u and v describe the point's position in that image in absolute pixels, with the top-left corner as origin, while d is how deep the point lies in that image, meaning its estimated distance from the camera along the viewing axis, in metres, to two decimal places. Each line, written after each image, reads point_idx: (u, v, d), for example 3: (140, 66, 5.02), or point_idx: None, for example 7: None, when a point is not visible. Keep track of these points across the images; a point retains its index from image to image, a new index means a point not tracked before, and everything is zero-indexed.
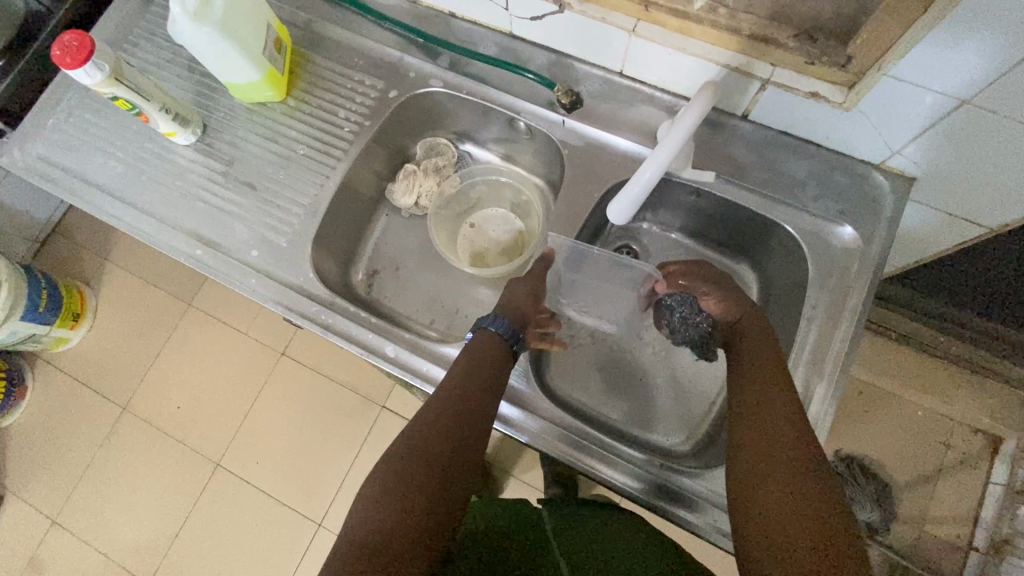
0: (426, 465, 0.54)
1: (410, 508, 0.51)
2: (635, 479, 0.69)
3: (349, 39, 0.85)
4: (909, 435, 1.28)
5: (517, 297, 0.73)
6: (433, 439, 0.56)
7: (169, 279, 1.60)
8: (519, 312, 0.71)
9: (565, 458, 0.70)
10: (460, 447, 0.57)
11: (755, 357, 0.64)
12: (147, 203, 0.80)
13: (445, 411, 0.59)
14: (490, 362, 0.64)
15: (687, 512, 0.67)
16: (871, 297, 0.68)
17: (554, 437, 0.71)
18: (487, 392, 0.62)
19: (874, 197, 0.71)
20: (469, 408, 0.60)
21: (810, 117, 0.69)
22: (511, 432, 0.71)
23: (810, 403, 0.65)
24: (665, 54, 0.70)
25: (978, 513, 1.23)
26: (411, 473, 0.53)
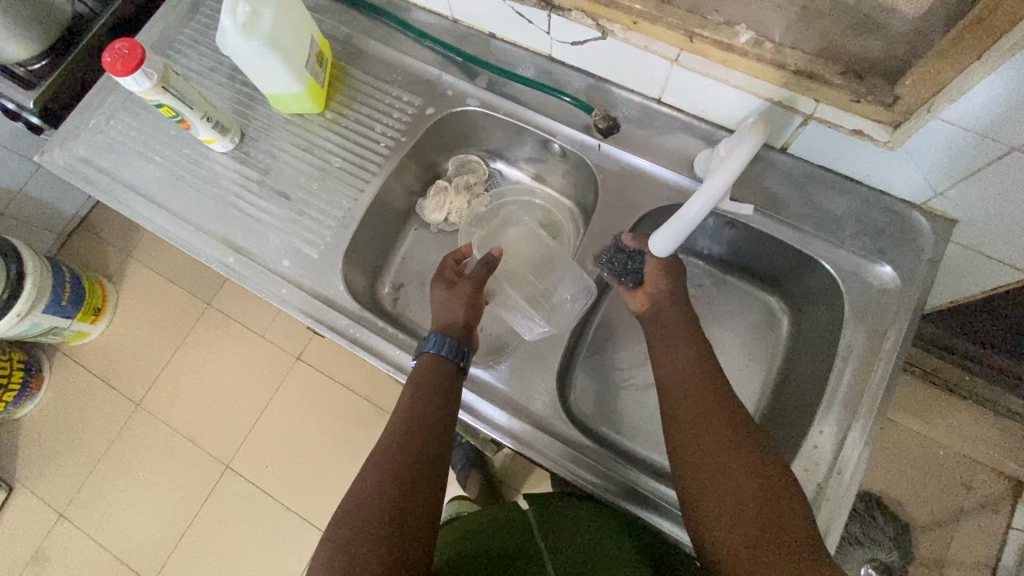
0: (376, 508, 0.56)
1: (367, 551, 0.53)
2: (623, 495, 0.68)
3: (388, 54, 0.86)
4: (930, 475, 1.26)
5: (455, 311, 0.72)
6: (382, 481, 0.58)
7: (189, 278, 1.61)
8: (457, 323, 0.71)
9: (560, 470, 0.70)
10: (413, 486, 0.58)
11: (672, 358, 0.66)
12: (180, 208, 0.81)
13: (397, 447, 0.60)
14: (436, 385, 0.65)
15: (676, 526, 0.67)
16: (909, 339, 0.66)
17: (565, 457, 0.70)
18: (438, 420, 0.63)
19: (913, 237, 0.70)
20: (417, 441, 0.61)
21: (852, 154, 0.68)
22: (518, 446, 0.71)
23: (844, 445, 0.64)
24: (707, 84, 0.69)
25: (999, 559, 1.20)
26: (373, 519, 0.55)
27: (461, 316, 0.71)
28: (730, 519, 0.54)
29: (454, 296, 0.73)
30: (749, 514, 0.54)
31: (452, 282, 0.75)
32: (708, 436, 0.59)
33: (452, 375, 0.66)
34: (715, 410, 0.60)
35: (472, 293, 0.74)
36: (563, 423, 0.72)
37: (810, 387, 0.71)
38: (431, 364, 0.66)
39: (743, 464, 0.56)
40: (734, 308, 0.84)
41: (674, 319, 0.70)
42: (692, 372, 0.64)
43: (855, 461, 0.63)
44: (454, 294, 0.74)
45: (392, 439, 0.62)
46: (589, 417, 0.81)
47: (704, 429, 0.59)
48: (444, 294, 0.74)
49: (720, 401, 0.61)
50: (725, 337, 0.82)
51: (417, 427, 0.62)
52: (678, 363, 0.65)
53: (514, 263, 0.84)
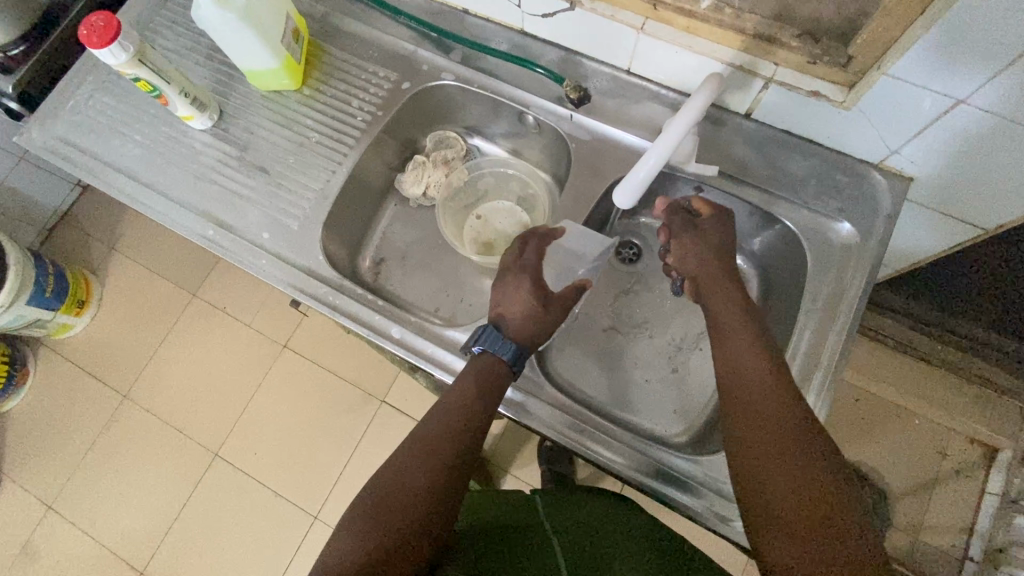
0: (408, 504, 0.57)
1: (390, 529, 0.55)
2: (632, 463, 0.68)
3: (364, 32, 0.87)
4: (906, 444, 1.29)
5: (541, 329, 0.69)
6: (417, 467, 0.60)
7: (175, 270, 1.61)
8: (537, 340, 0.69)
9: (568, 442, 0.70)
10: (445, 477, 0.60)
11: (736, 349, 0.61)
12: (162, 184, 0.82)
13: (437, 446, 0.61)
14: (488, 386, 0.65)
15: (682, 493, 0.67)
16: (868, 293, 0.69)
17: (560, 423, 0.70)
18: (480, 420, 0.64)
19: (873, 196, 0.72)
20: (460, 443, 0.62)
21: (811, 117, 0.71)
22: (518, 418, 0.71)
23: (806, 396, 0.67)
24: (672, 52, 0.72)
25: (973, 523, 1.23)
26: (402, 501, 0.57)
27: (542, 338, 0.70)
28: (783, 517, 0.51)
29: (543, 322, 0.69)
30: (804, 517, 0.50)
31: (544, 299, 0.70)
32: (771, 431, 0.55)
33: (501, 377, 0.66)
34: (778, 401, 0.56)
35: (556, 320, 0.71)
36: (553, 389, 0.73)
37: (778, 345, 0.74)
38: (490, 365, 0.66)
39: (813, 468, 0.52)
40: None
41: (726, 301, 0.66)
42: (754, 361, 0.60)
43: (817, 409, 0.66)
44: (540, 310, 0.69)
45: (430, 436, 0.62)
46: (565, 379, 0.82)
47: (766, 421, 0.56)
48: (528, 308, 0.69)
49: (785, 394, 0.57)
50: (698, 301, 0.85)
51: (457, 425, 0.63)
52: (741, 351, 0.61)
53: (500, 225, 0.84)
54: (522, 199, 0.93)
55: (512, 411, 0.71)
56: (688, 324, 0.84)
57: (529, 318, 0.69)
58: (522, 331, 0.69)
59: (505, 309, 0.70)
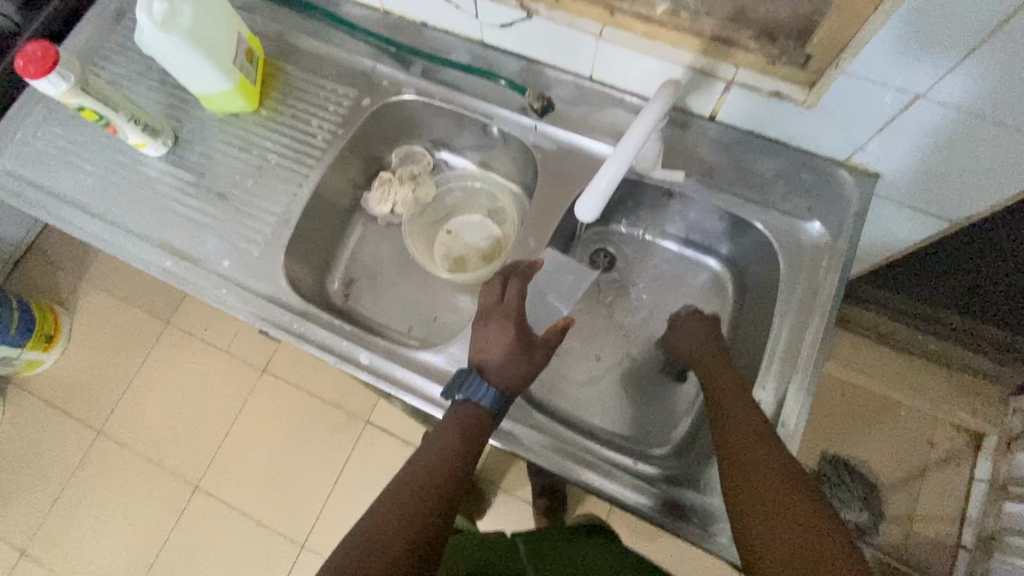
0: (387, 544, 0.55)
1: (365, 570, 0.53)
2: (637, 493, 0.66)
3: (322, 49, 0.85)
4: (894, 436, 1.29)
5: (519, 376, 0.66)
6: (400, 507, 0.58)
7: (147, 298, 1.57)
8: (519, 385, 0.66)
9: (558, 469, 0.67)
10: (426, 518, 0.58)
11: (728, 396, 0.64)
12: (115, 215, 0.79)
13: (423, 484, 0.60)
14: (475, 428, 0.63)
15: (689, 522, 0.64)
16: (841, 292, 0.68)
17: (548, 448, 0.68)
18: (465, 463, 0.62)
19: (840, 193, 0.72)
20: (444, 482, 0.60)
21: (775, 117, 0.70)
22: (506, 446, 0.69)
23: (785, 401, 0.65)
24: (632, 58, 0.71)
25: (964, 511, 1.23)
26: (383, 541, 0.55)
27: (529, 380, 0.67)
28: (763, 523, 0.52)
29: (526, 364, 0.66)
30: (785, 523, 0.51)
31: (528, 344, 0.67)
32: (755, 449, 0.57)
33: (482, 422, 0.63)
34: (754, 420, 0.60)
35: (540, 365, 0.68)
36: (536, 413, 0.71)
37: (758, 349, 0.73)
38: (474, 414, 0.64)
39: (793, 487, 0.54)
40: (680, 279, 0.85)
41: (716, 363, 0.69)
42: (739, 398, 0.63)
43: (798, 414, 0.65)
44: (518, 358, 0.66)
45: (416, 475, 0.61)
46: (544, 397, 0.80)
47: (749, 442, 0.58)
48: (514, 352, 0.66)
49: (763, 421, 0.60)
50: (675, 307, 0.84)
51: (440, 467, 0.61)
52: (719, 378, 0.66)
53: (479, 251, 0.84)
54: (492, 211, 0.91)
55: (501, 438, 0.69)
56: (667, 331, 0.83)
57: (513, 364, 0.66)
58: (502, 377, 0.65)
59: (488, 355, 0.67)
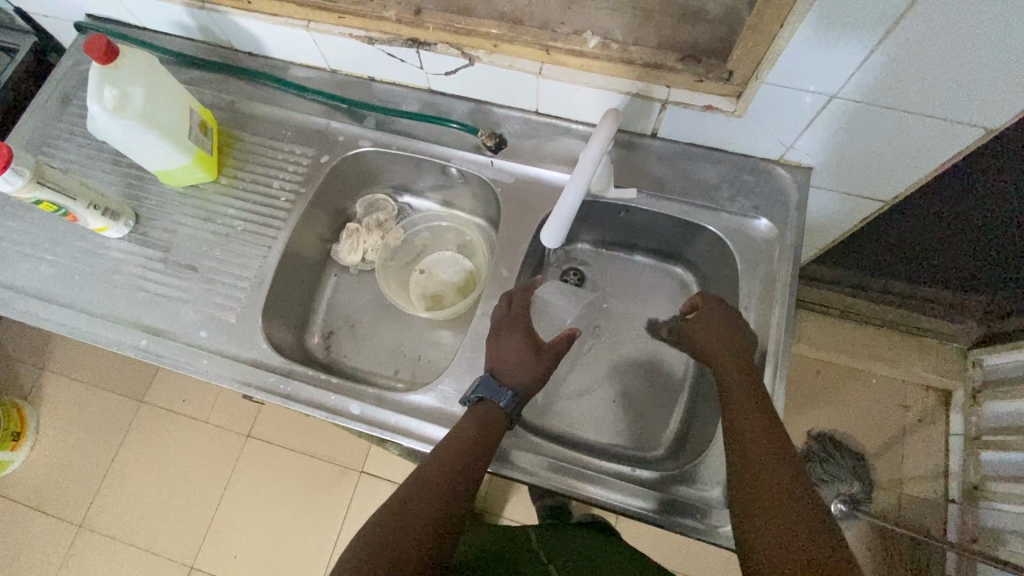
0: (398, 549, 0.55)
1: (382, 542, 0.55)
2: (633, 496, 0.68)
3: (275, 113, 0.88)
4: (870, 404, 1.37)
5: (534, 375, 0.70)
6: (415, 487, 0.60)
7: (117, 379, 1.52)
8: (532, 386, 0.70)
9: (556, 487, 0.69)
10: (439, 495, 0.59)
11: (737, 386, 0.64)
12: (82, 301, 0.78)
13: (436, 487, 0.60)
14: (486, 422, 0.65)
15: (685, 518, 0.66)
16: (796, 279, 0.73)
17: (543, 468, 0.70)
18: (478, 450, 0.63)
19: (780, 189, 0.77)
20: (455, 483, 0.61)
21: (711, 128, 0.75)
22: (503, 470, 0.70)
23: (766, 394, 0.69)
24: (572, 89, 0.75)
25: (947, 466, 1.30)
26: (400, 515, 0.58)
27: (537, 386, 0.71)
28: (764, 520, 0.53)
29: (534, 368, 0.70)
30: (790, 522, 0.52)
31: (536, 347, 0.71)
32: (757, 439, 0.59)
33: (493, 416, 0.66)
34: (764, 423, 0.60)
35: (549, 369, 0.72)
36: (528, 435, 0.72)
37: None
38: (486, 412, 0.66)
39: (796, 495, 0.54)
40: (649, 287, 0.89)
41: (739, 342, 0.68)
42: (748, 387, 0.64)
43: (777, 400, 0.68)
44: (532, 360, 0.70)
45: (424, 480, 0.61)
46: (537, 420, 0.82)
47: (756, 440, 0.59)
48: (523, 355, 0.70)
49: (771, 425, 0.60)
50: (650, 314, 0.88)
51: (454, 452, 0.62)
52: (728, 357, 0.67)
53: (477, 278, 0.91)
54: (461, 246, 0.94)
55: (494, 462, 0.70)
56: (644, 339, 0.86)
57: (525, 366, 0.69)
58: (514, 380, 0.69)
59: (502, 361, 0.70)
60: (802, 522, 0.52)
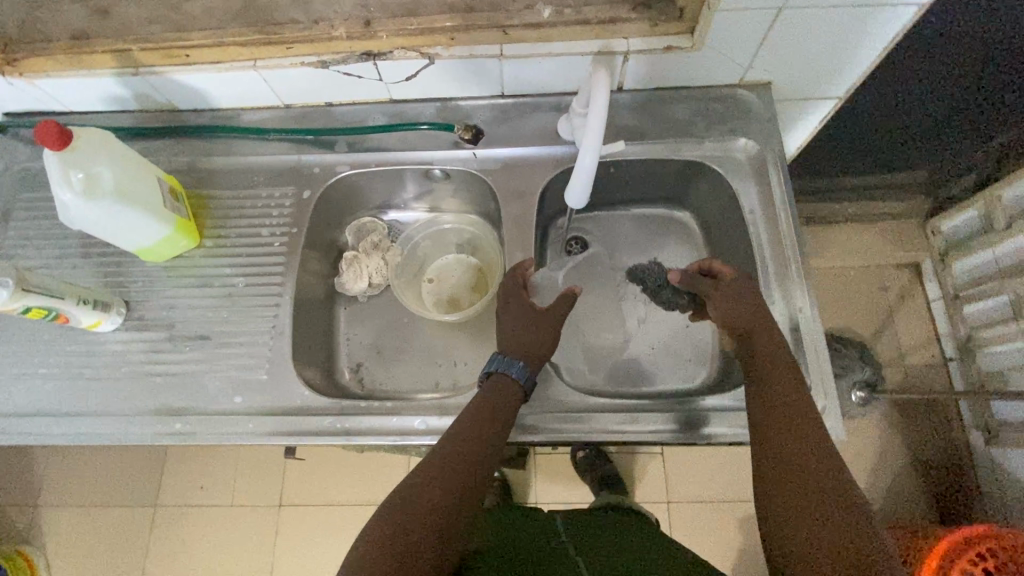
0: (414, 513, 0.57)
1: (401, 510, 0.58)
2: (670, 422, 0.70)
3: (240, 163, 0.85)
4: (853, 295, 1.49)
5: (537, 343, 0.72)
6: (432, 456, 0.62)
7: (123, 493, 1.42)
8: (539, 355, 0.72)
9: (593, 438, 0.70)
10: (453, 467, 0.61)
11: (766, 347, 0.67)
12: (94, 404, 0.73)
13: (451, 456, 0.62)
14: (498, 393, 0.67)
15: (719, 426, 0.70)
16: (789, 184, 0.78)
17: (579, 424, 0.71)
18: (491, 419, 0.64)
19: (748, 107, 0.82)
20: (468, 454, 0.62)
21: (672, 67, 0.78)
22: (538, 436, 0.71)
23: (796, 303, 0.74)
24: (537, 63, 0.77)
25: (937, 329, 1.43)
26: (418, 483, 0.60)
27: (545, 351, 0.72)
28: (809, 531, 0.53)
29: (537, 337, 0.73)
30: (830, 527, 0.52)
31: (534, 316, 0.75)
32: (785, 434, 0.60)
33: (505, 386, 0.68)
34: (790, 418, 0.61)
35: (552, 334, 0.74)
36: (561, 395, 0.73)
37: (746, 261, 0.81)
38: (499, 383, 0.68)
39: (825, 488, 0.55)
40: (652, 235, 0.94)
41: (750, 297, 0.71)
42: (777, 368, 0.65)
43: (804, 298, 0.73)
44: (532, 328, 0.74)
45: (434, 460, 0.62)
46: (582, 383, 0.83)
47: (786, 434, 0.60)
48: (525, 326, 0.73)
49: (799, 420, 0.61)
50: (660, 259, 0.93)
51: (467, 423, 0.64)
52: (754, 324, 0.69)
53: (489, 270, 0.91)
54: (462, 245, 0.94)
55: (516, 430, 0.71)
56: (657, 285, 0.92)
57: (529, 335, 0.73)
58: (520, 349, 0.72)
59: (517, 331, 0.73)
60: (833, 521, 0.52)
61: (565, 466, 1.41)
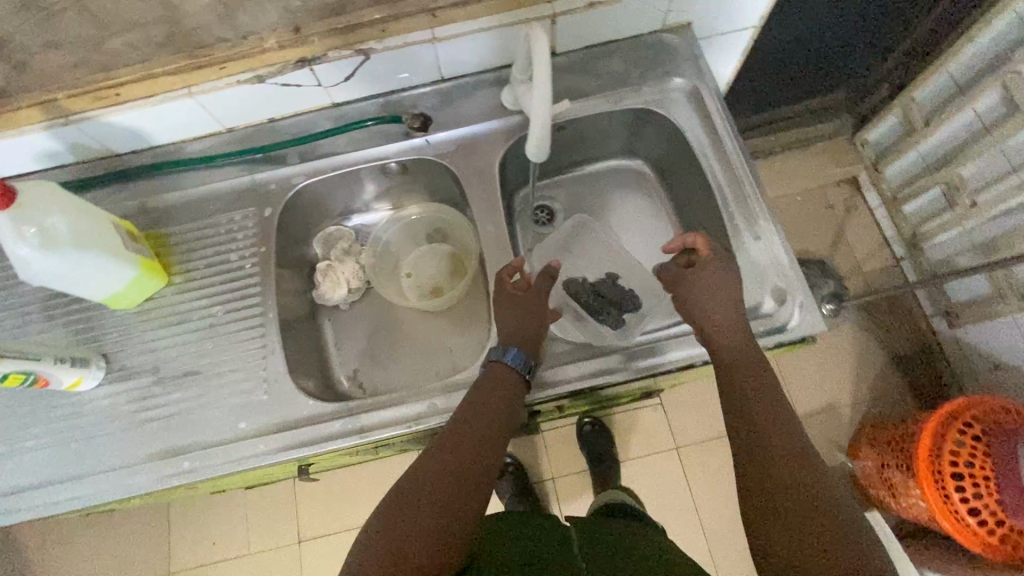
0: (419, 510, 0.58)
1: (406, 508, 0.59)
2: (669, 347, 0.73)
3: (193, 195, 0.83)
4: (805, 218, 1.57)
5: (526, 323, 0.73)
6: (437, 452, 0.63)
7: (131, 568, 1.35)
8: (531, 334, 0.73)
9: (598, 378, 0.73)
10: (457, 465, 0.62)
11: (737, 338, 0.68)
12: (91, 463, 0.70)
13: (454, 453, 0.63)
14: (499, 383, 0.67)
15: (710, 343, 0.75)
16: (728, 113, 0.83)
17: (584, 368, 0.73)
18: (492, 413, 0.65)
19: (676, 49, 0.86)
20: (472, 451, 0.63)
21: (599, 23, 0.81)
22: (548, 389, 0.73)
23: (758, 218, 0.78)
24: (470, 41, 0.78)
25: (885, 233, 1.53)
26: (421, 480, 0.61)
27: (538, 329, 0.73)
28: (794, 532, 0.55)
29: (528, 318, 0.73)
30: (816, 546, 0.54)
31: (523, 297, 0.76)
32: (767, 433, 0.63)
33: (508, 375, 0.68)
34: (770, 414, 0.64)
35: (543, 311, 0.75)
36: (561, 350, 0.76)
37: (704, 194, 0.85)
38: (499, 370, 0.69)
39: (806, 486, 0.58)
40: (611, 189, 0.99)
41: (714, 285, 0.71)
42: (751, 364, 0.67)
43: (772, 232, 0.77)
44: (521, 309, 0.74)
45: (437, 457, 0.62)
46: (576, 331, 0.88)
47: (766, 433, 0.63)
48: (516, 307, 0.74)
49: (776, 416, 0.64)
50: (622, 210, 0.99)
51: (470, 418, 0.65)
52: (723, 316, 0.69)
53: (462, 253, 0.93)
54: (432, 235, 0.95)
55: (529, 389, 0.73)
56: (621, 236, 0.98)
57: (520, 316, 0.74)
58: (513, 332, 0.73)
59: (508, 319, 0.74)
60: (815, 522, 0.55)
61: (573, 438, 1.44)
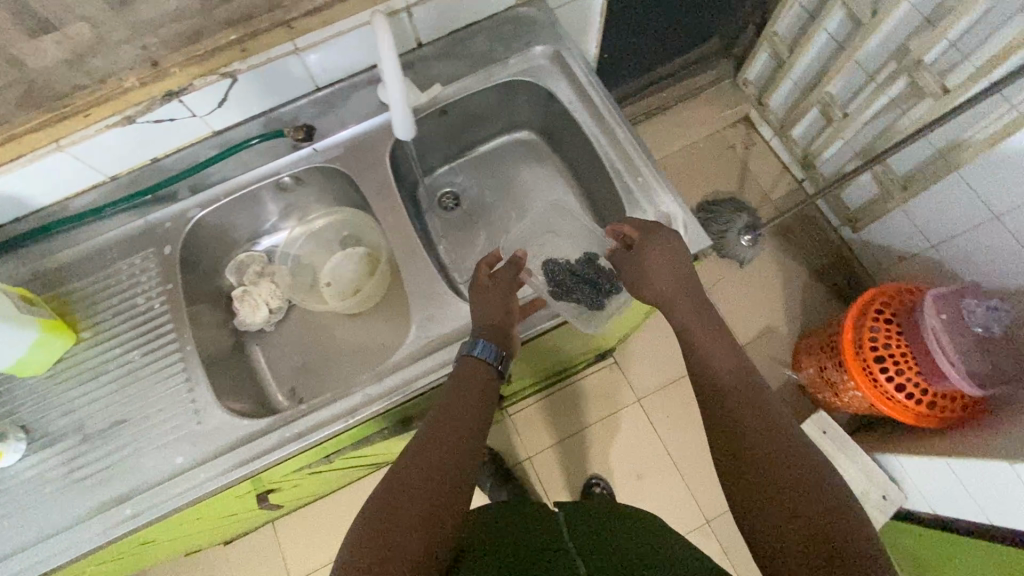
0: (402, 514, 0.57)
1: (388, 515, 0.57)
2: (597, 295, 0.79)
3: (87, 249, 0.82)
4: (710, 160, 1.66)
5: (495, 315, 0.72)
6: (417, 456, 0.62)
7: None
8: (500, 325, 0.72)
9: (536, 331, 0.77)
10: (439, 467, 0.61)
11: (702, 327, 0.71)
12: (27, 536, 0.68)
13: (435, 455, 0.62)
14: (474, 381, 0.68)
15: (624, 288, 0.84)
16: (591, 71, 0.88)
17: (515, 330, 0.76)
18: (472, 415, 0.66)
19: (534, 20, 0.91)
20: (453, 451, 0.63)
21: (454, 8, 0.85)
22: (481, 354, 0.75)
23: (637, 159, 0.83)
24: (332, 46, 0.81)
25: (782, 160, 1.63)
26: (402, 484, 0.60)
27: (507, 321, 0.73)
28: (787, 516, 0.54)
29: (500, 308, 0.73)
30: (807, 527, 0.53)
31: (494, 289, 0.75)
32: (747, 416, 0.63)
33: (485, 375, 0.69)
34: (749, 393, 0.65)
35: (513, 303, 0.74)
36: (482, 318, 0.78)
37: (588, 151, 0.89)
38: (471, 364, 0.70)
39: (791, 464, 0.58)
40: (506, 161, 1.04)
41: (671, 263, 0.72)
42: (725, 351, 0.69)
43: (663, 191, 0.81)
44: (491, 301, 0.74)
45: (417, 461, 0.62)
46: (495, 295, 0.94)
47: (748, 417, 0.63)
48: (489, 300, 0.74)
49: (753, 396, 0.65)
50: (521, 177, 1.04)
51: (450, 421, 0.65)
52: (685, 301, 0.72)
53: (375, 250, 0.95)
54: (344, 241, 0.96)
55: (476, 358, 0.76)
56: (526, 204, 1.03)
57: (490, 309, 0.73)
58: (483, 322, 0.72)
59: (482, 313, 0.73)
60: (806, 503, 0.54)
61: (539, 416, 1.46)
